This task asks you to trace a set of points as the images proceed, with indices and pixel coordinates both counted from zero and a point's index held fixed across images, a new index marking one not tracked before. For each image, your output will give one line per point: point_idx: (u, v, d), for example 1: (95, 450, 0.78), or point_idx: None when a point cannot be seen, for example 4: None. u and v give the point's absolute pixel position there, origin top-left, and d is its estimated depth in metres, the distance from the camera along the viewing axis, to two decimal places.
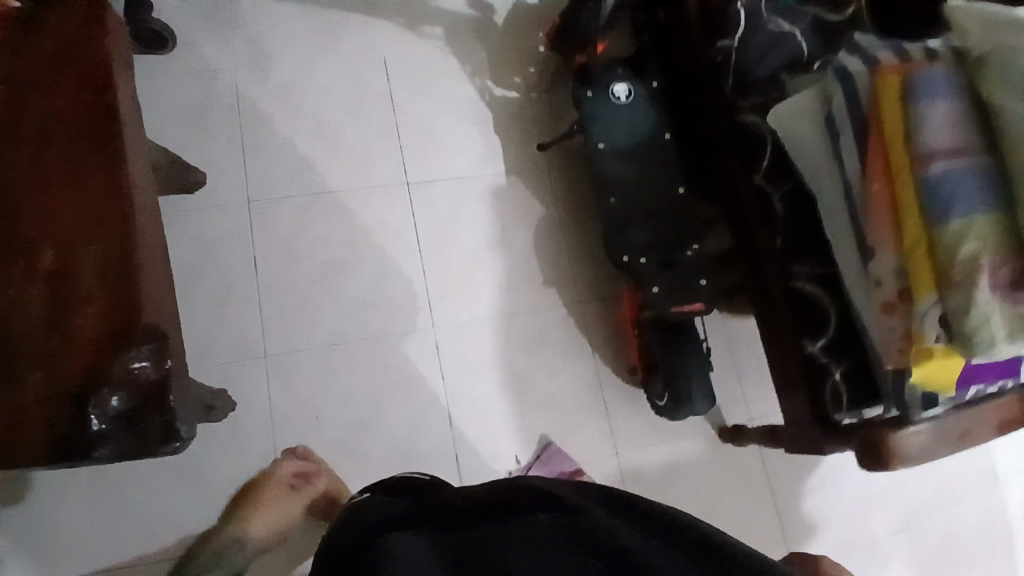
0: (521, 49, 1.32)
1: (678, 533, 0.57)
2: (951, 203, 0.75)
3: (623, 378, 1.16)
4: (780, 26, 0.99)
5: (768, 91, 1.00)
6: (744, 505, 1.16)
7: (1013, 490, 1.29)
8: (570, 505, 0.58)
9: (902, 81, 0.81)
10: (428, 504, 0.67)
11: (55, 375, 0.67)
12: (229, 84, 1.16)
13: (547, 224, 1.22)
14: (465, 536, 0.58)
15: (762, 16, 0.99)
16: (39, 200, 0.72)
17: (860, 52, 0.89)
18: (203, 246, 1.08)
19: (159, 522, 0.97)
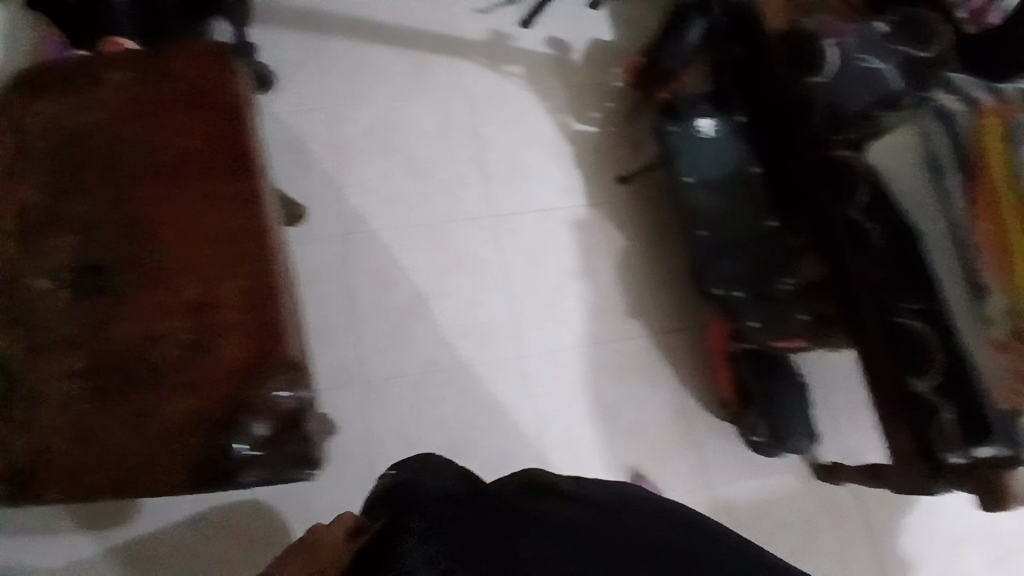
0: (599, 85, 1.35)
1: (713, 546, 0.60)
2: None
3: (713, 410, 1.16)
4: (873, 64, 0.97)
5: (860, 125, 0.95)
6: (838, 543, 1.14)
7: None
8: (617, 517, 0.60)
9: (1004, 126, 0.92)
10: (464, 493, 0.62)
11: (197, 404, 0.70)
12: (326, 122, 1.23)
13: (628, 254, 1.23)
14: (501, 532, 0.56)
15: (851, 53, 0.98)
16: (181, 234, 0.75)
17: (954, 93, 0.95)
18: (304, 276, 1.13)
19: (269, 543, 1.01)
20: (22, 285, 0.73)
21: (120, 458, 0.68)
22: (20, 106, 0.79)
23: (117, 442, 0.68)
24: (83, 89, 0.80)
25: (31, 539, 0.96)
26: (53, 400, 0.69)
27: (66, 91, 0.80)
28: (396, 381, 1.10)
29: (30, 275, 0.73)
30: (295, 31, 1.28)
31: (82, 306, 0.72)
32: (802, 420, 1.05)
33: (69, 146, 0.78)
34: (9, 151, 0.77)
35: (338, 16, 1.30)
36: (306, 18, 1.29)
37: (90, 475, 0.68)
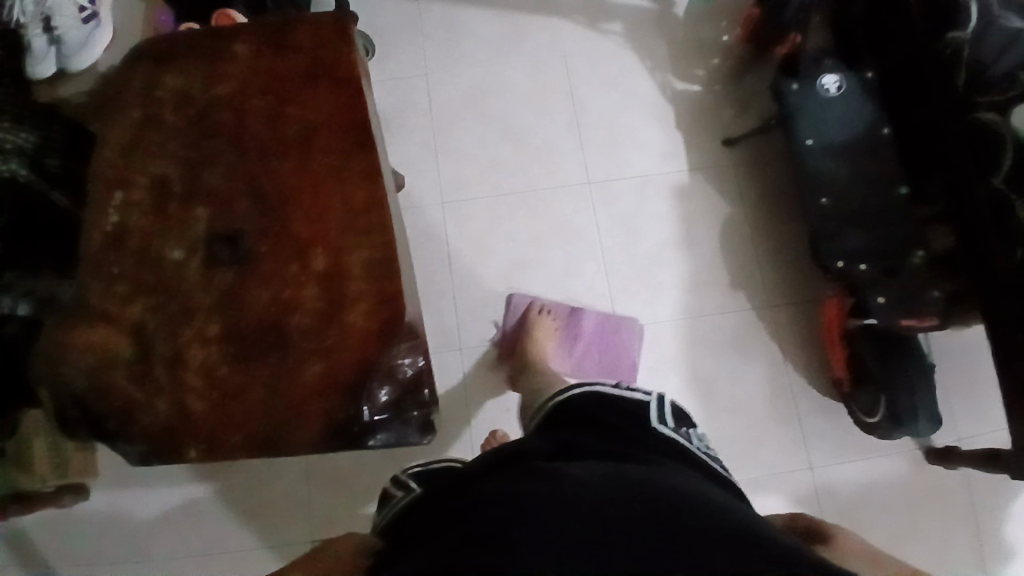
0: (703, 40, 1.27)
1: (675, 496, 0.51)
2: None
3: (819, 389, 1.12)
4: (1016, 23, 0.87)
5: (1005, 88, 0.88)
6: (947, 535, 1.08)
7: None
8: (553, 470, 0.53)
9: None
10: (453, 481, 0.62)
11: (328, 366, 0.74)
12: (424, 88, 1.23)
13: (730, 222, 1.18)
14: (450, 503, 0.55)
15: (994, 9, 0.89)
16: (308, 205, 0.78)
17: None
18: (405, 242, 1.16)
19: (364, 496, 1.09)
20: (164, 254, 0.78)
21: (257, 418, 0.73)
22: (156, 80, 0.83)
23: (256, 403, 0.73)
24: (211, 64, 0.84)
25: (146, 485, 1.09)
26: (194, 361, 0.74)
27: (197, 68, 0.84)
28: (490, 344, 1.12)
29: (168, 245, 0.78)
30: None
31: (218, 275, 0.77)
32: (925, 402, 0.98)
33: (202, 118, 0.82)
34: (147, 126, 0.82)
35: None
36: None
37: (232, 433, 0.73)
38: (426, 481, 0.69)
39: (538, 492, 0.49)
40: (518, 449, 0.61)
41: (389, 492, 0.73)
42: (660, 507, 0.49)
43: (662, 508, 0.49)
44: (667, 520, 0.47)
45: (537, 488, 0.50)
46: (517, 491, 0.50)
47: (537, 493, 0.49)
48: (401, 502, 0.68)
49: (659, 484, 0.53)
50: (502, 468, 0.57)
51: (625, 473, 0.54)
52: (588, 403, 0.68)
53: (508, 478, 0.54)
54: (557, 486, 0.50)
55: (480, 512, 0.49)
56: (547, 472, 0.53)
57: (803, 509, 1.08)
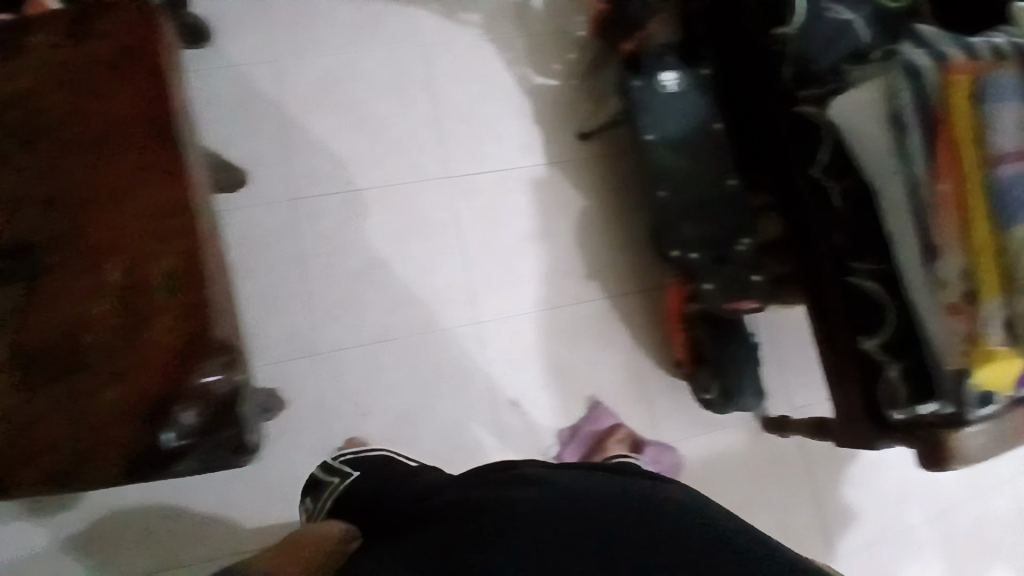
0: (559, 31, 1.28)
1: (650, 504, 0.64)
2: (935, 231, 0.78)
3: (667, 370, 1.19)
4: (840, 14, 0.92)
5: (828, 82, 0.91)
6: (792, 505, 1.18)
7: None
8: (542, 483, 0.65)
9: (974, 82, 0.75)
10: (432, 489, 0.73)
11: (130, 385, 0.69)
12: (272, 77, 1.16)
13: (587, 214, 1.22)
14: (437, 508, 0.66)
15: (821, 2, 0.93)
16: (104, 211, 0.72)
17: (927, 45, 0.80)
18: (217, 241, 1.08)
19: (218, 518, 1.02)
20: None
21: (49, 450, 0.67)
22: None
23: (49, 435, 0.67)
24: None
25: None
26: None
27: None
28: (559, 437, 1.14)
29: None
30: None
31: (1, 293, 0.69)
32: (751, 379, 1.06)
33: None
34: None
35: None
36: None
37: (24, 469, 0.67)
38: (361, 466, 0.83)
39: (523, 500, 0.62)
40: (516, 465, 0.71)
41: (322, 478, 0.85)
42: (620, 510, 0.62)
43: (634, 521, 0.61)
44: (617, 524, 0.61)
45: (522, 496, 0.62)
46: (503, 495, 0.63)
47: (518, 501, 0.62)
48: (339, 488, 0.81)
49: (627, 489, 0.66)
50: (491, 474, 0.69)
51: (599, 481, 0.67)
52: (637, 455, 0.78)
53: (506, 488, 0.65)
54: (536, 496, 0.63)
55: (468, 511, 0.61)
56: (534, 478, 0.66)
57: None
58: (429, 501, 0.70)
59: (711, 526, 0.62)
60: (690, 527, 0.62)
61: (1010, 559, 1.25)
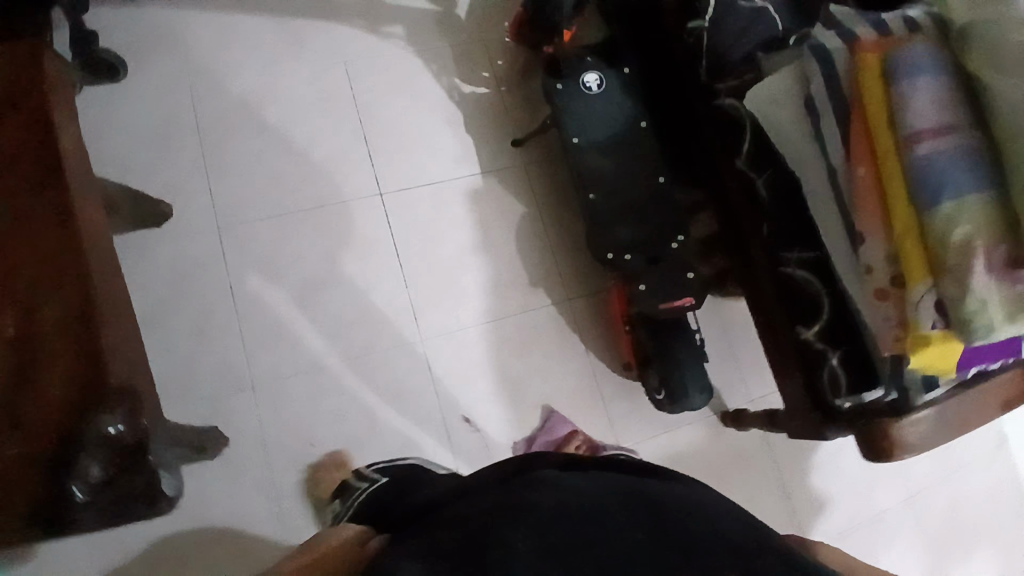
0: (487, 40, 1.27)
1: (639, 504, 0.55)
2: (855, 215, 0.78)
3: (619, 373, 1.17)
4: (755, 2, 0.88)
5: (744, 73, 0.90)
6: (759, 501, 1.16)
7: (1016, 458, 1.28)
8: (522, 481, 0.57)
9: (883, 60, 0.72)
10: (426, 501, 0.68)
11: (25, 442, 0.65)
12: (190, 105, 1.13)
13: (527, 221, 1.20)
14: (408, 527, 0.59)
15: None
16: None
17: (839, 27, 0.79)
18: (143, 277, 1.04)
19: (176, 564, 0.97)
20: None
21: None
22: None
23: None
24: None
25: None
26: None
27: None
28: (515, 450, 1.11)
29: None
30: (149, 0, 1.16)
31: None
32: (697, 376, 1.04)
33: None
34: None
35: None
36: None
37: None
38: (386, 471, 0.89)
39: (552, 502, 0.52)
40: (508, 467, 0.64)
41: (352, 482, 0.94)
42: (659, 511, 0.54)
43: (615, 516, 0.52)
44: (666, 524, 0.53)
45: (542, 497, 0.53)
46: (522, 498, 0.53)
47: (546, 501, 0.52)
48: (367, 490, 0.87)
49: (657, 489, 0.58)
50: (500, 479, 0.61)
51: (625, 483, 0.58)
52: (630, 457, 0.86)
53: (482, 493, 0.58)
54: (568, 495, 0.54)
55: (474, 516, 0.52)
56: (548, 480, 0.57)
57: None
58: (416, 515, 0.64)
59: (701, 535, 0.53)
60: (676, 530, 0.52)
61: (983, 537, 1.23)
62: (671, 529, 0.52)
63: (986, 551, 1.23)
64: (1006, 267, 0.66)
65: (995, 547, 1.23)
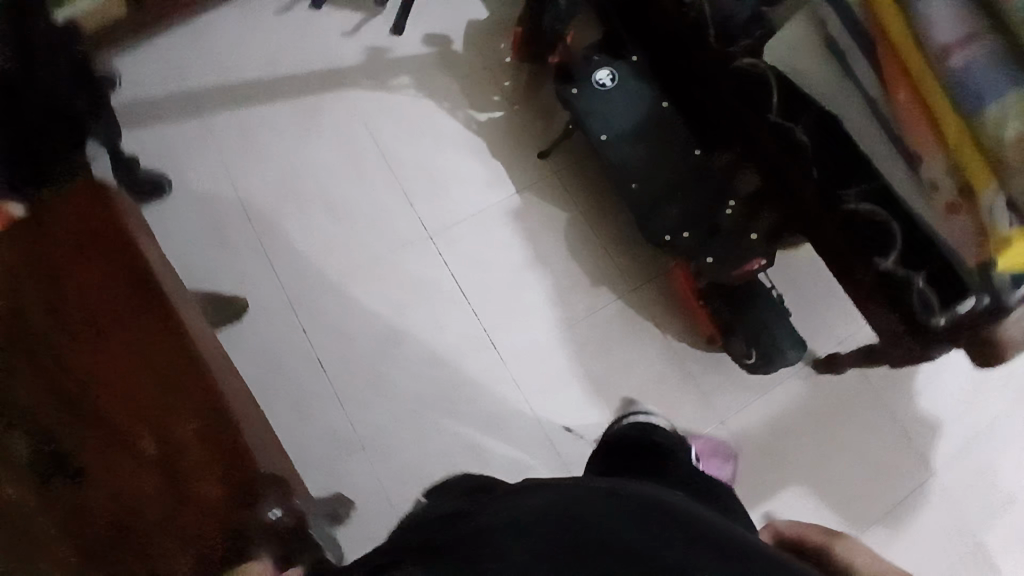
0: (490, 64, 1.30)
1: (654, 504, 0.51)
2: (905, 139, 0.78)
3: (700, 347, 1.18)
4: None
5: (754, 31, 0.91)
6: (873, 438, 1.15)
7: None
8: (531, 489, 0.54)
9: None
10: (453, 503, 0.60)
11: (190, 546, 0.68)
12: (235, 200, 1.19)
13: (573, 225, 1.22)
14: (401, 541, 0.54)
15: None
16: (109, 387, 0.74)
17: None
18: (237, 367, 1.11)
19: None
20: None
21: None
22: None
23: None
24: None
25: None
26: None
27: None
28: None
29: None
30: (176, 115, 1.24)
31: (51, 488, 0.69)
32: (785, 330, 1.06)
33: None
34: None
35: (213, 87, 1.26)
36: (180, 101, 1.24)
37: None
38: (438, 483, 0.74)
39: (542, 504, 0.50)
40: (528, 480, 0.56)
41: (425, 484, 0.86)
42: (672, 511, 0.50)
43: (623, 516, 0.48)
44: (674, 518, 0.48)
45: (535, 501, 0.51)
46: (514, 504, 0.51)
47: (533, 505, 0.50)
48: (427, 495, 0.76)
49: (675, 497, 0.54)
50: (509, 486, 0.57)
51: (629, 489, 0.54)
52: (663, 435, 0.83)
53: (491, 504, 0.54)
54: (555, 495, 0.51)
55: (473, 532, 0.49)
56: (548, 487, 0.54)
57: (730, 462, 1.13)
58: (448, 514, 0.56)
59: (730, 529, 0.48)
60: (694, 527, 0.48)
61: None
62: (688, 526, 0.48)
63: None
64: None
65: None
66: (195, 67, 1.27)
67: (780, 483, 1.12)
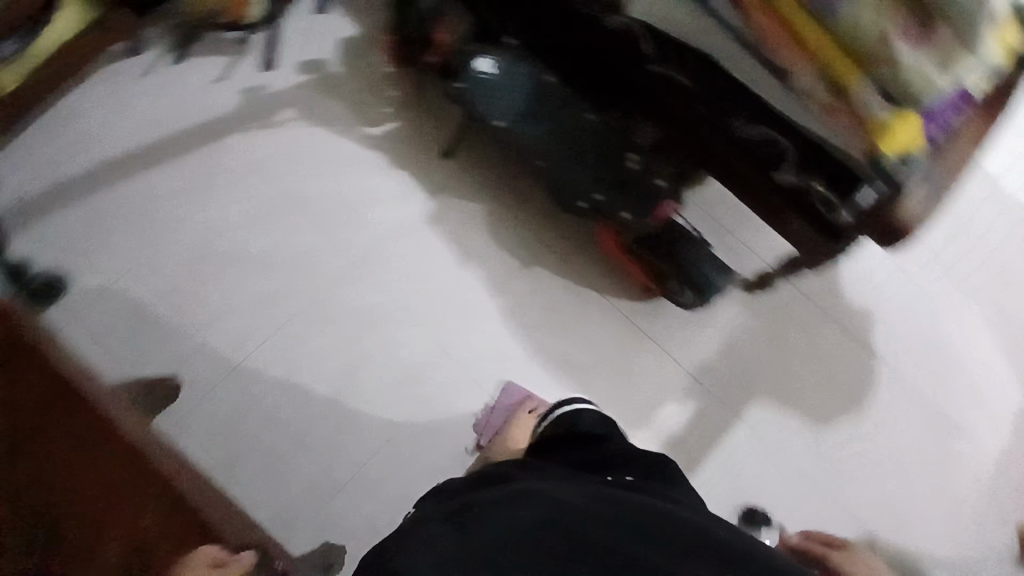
0: (372, 78, 1.29)
1: (644, 520, 0.61)
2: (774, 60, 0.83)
3: (641, 299, 1.21)
4: None
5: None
6: (818, 340, 1.21)
7: (1020, 183, 1.30)
8: (530, 492, 0.62)
9: None
10: (462, 504, 0.64)
11: None
12: (146, 277, 1.14)
13: (493, 214, 1.23)
14: (405, 531, 0.61)
15: None
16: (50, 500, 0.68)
17: None
18: (193, 444, 1.07)
19: None
20: None
21: None
22: None
23: None
24: None
25: None
26: None
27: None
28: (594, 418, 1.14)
29: None
30: (58, 208, 1.17)
31: None
32: (708, 260, 1.11)
33: None
34: None
35: (93, 168, 1.19)
36: (58, 192, 1.18)
37: None
38: None
39: (536, 514, 0.58)
40: (524, 481, 0.68)
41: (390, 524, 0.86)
42: (658, 529, 0.60)
43: (616, 527, 0.58)
44: (659, 536, 0.59)
45: (531, 510, 0.58)
46: (513, 510, 0.59)
47: (529, 515, 0.57)
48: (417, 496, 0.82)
49: (658, 509, 0.64)
50: (507, 490, 0.64)
51: (601, 492, 0.65)
52: (592, 421, 0.87)
53: (503, 502, 0.60)
54: (553, 508, 0.59)
55: (483, 536, 0.55)
56: (536, 493, 0.62)
57: (696, 398, 1.17)
58: (458, 510, 0.62)
59: (706, 544, 0.60)
60: (678, 541, 0.59)
61: None
62: (676, 544, 0.58)
63: None
64: (920, 35, 0.72)
65: None
66: (64, 154, 1.20)
67: (746, 405, 1.17)
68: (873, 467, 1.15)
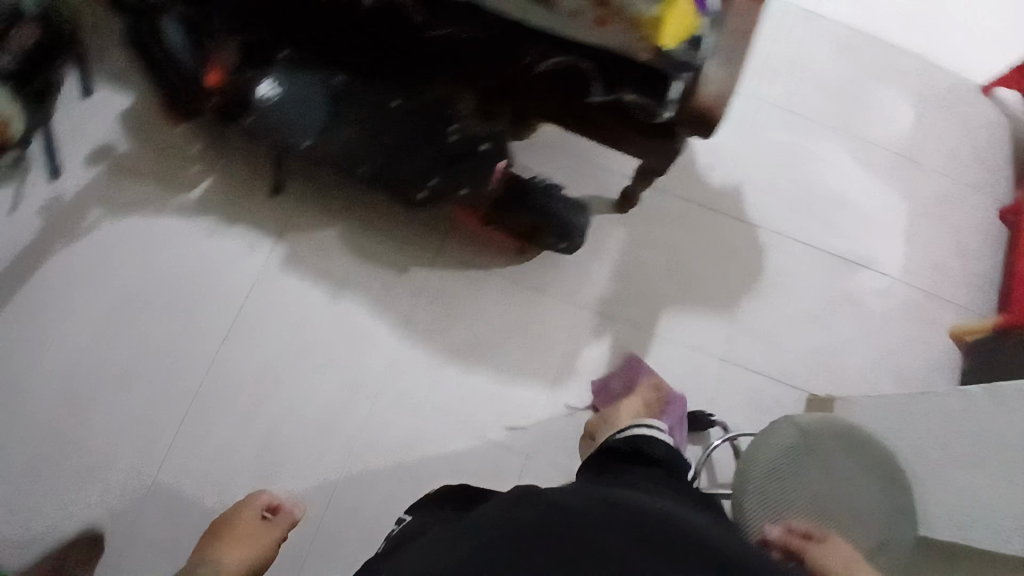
0: (169, 145, 1.18)
1: (653, 522, 0.56)
2: None
3: (523, 260, 1.18)
4: None
5: None
6: (702, 230, 1.21)
7: (823, 6, 1.32)
8: (533, 496, 0.60)
9: None
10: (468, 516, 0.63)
11: None
12: (18, 445, 1.05)
13: (347, 232, 1.17)
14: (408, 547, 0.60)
15: None
16: None
17: None
18: None
19: None
20: None
21: None
22: None
23: None
24: None
25: None
26: None
27: None
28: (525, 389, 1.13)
29: None
30: None
31: None
32: (564, 202, 1.10)
33: None
34: None
35: None
36: None
37: None
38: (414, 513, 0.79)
39: (537, 517, 0.55)
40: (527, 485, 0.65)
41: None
42: (670, 532, 0.55)
43: (620, 529, 0.54)
44: (670, 541, 0.54)
45: (535, 513, 0.56)
46: (516, 514, 0.57)
47: (531, 517, 0.55)
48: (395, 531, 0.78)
49: (672, 515, 0.59)
50: (511, 495, 0.62)
51: (610, 495, 0.60)
52: (663, 448, 0.83)
53: (508, 507, 0.59)
54: (553, 511, 0.56)
55: (487, 538, 0.54)
56: (540, 495, 0.60)
57: (611, 330, 1.17)
58: (461, 522, 0.61)
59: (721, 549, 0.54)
60: (691, 545, 0.53)
61: (865, 74, 1.29)
62: (688, 549, 0.53)
63: (875, 78, 1.29)
64: None
65: (878, 70, 1.30)
66: None
67: (658, 318, 1.17)
68: (794, 325, 1.18)
